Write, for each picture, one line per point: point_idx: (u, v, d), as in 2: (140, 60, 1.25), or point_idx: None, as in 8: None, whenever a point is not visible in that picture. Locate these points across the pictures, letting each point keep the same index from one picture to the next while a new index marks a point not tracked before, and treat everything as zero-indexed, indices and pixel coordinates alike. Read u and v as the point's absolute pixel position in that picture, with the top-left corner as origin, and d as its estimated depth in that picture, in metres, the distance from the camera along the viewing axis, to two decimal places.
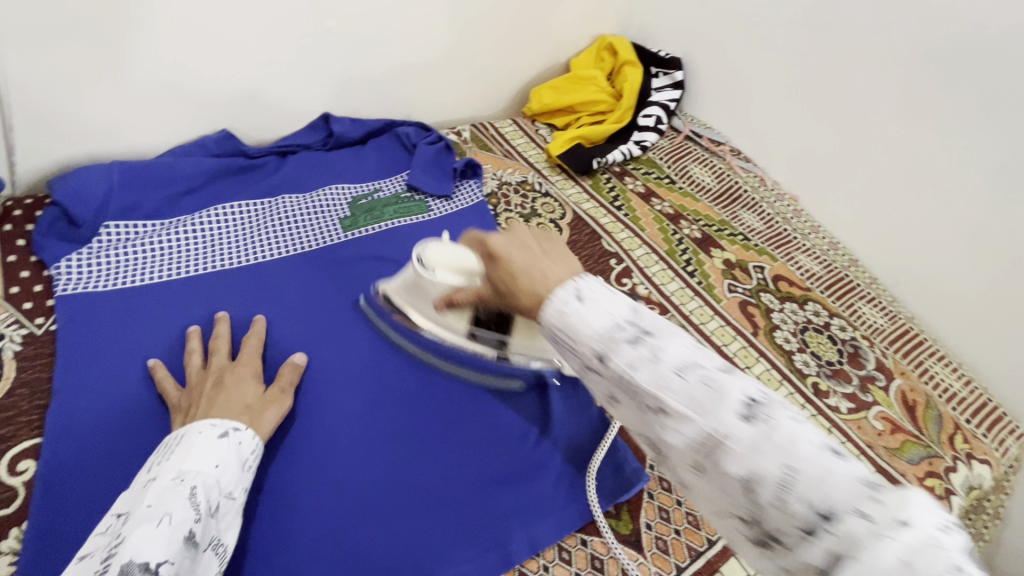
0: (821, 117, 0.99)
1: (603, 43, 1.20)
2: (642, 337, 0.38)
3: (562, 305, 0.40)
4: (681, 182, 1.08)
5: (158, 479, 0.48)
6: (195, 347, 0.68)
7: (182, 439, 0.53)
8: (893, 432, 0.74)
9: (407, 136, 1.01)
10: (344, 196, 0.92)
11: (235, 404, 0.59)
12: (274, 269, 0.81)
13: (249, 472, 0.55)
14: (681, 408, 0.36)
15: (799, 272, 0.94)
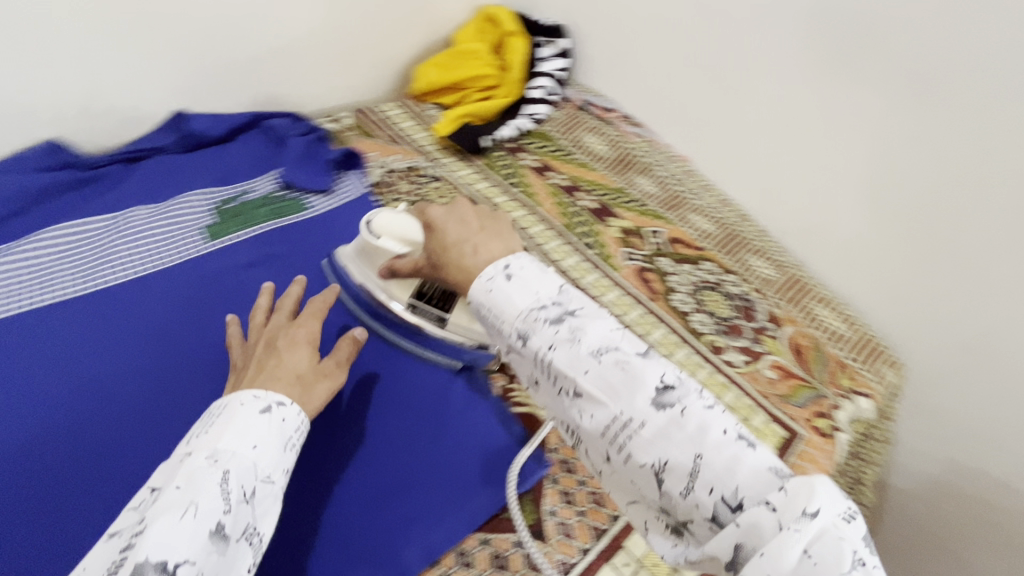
0: (700, 77, 1.01)
1: (485, 14, 1.15)
2: (563, 319, 0.46)
3: (491, 287, 0.49)
4: (576, 153, 1.06)
5: (194, 454, 0.43)
6: (262, 305, 0.64)
7: (224, 411, 0.47)
8: (785, 378, 0.76)
9: (278, 129, 0.93)
10: (208, 201, 0.83)
11: (285, 374, 0.54)
12: (128, 295, 0.72)
13: (293, 453, 0.49)
14: (598, 391, 0.44)
15: (694, 232, 0.95)
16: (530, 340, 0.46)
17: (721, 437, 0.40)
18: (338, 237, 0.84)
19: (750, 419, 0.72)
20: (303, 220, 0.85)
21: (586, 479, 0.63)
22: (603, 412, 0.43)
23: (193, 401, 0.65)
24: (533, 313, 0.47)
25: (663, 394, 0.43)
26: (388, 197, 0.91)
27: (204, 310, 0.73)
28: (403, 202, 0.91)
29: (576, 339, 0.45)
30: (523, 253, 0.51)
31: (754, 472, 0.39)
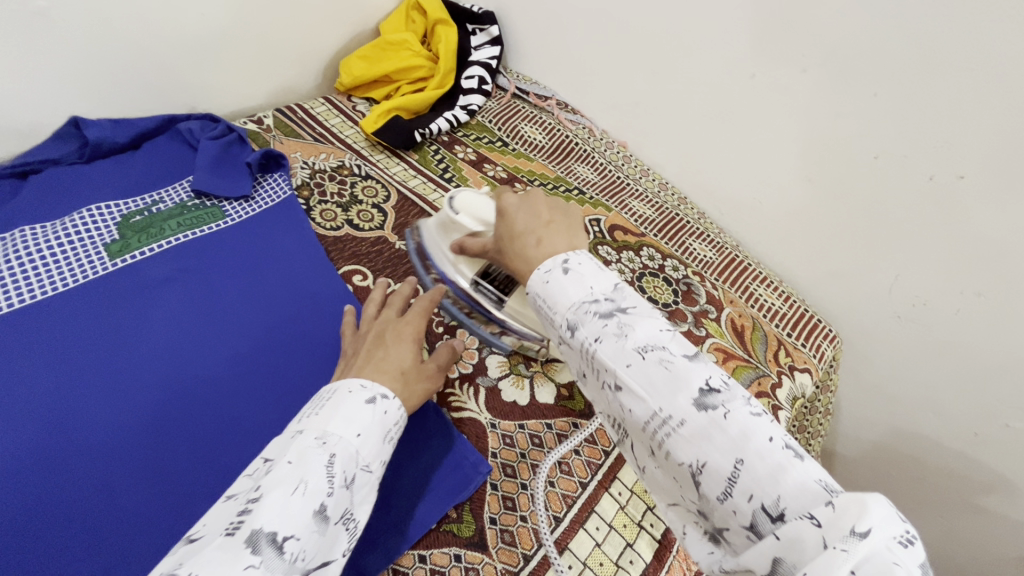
0: (631, 62, 0.99)
1: (410, 2, 1.10)
2: (613, 314, 0.45)
3: (547, 278, 0.48)
4: (513, 144, 1.04)
5: (305, 432, 0.43)
6: (374, 299, 0.65)
7: (332, 396, 0.47)
8: (726, 360, 0.77)
9: (191, 134, 0.87)
10: (111, 215, 0.76)
11: (389, 367, 0.53)
12: (15, 322, 0.65)
13: (390, 444, 0.48)
14: (639, 387, 0.42)
15: (633, 219, 0.95)
16: (578, 331, 0.45)
17: (765, 444, 0.37)
18: (260, 246, 0.79)
19: None
20: (221, 229, 0.79)
21: (528, 481, 0.61)
22: (643, 407, 0.41)
23: (108, 435, 0.61)
24: (583, 305, 0.46)
25: (707, 396, 0.40)
26: (315, 200, 0.86)
27: (109, 334, 0.67)
28: (331, 204, 0.86)
29: (622, 334, 0.43)
30: (583, 251, 0.50)
31: (801, 485, 0.35)
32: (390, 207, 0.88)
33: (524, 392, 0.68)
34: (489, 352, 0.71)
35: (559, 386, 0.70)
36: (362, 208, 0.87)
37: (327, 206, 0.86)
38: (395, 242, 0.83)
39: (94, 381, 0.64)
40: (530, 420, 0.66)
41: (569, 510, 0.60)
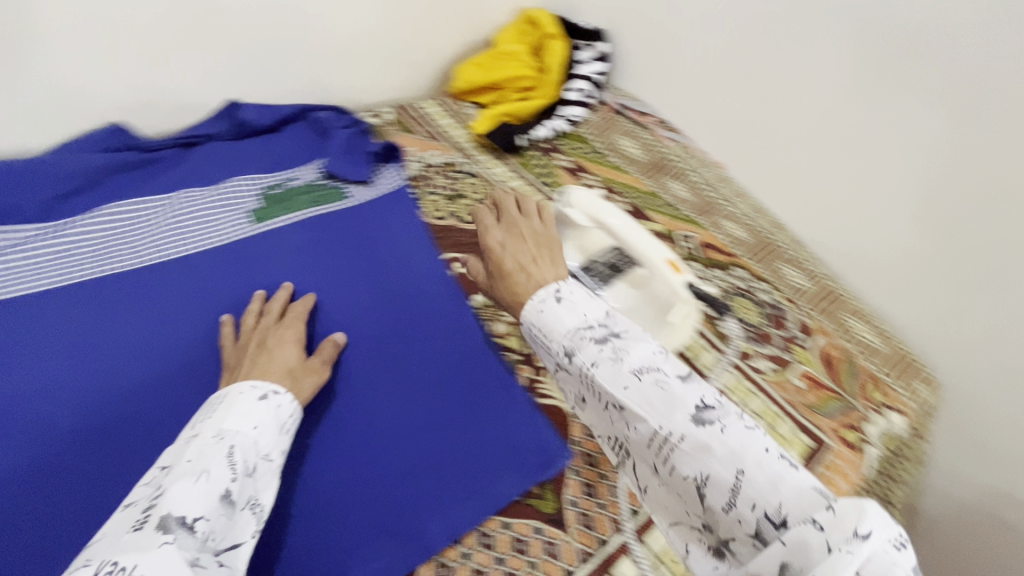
0: (738, 86, 1.01)
1: (525, 17, 1.17)
2: (609, 339, 0.46)
3: (540, 307, 0.50)
4: (610, 155, 1.07)
5: (200, 435, 0.49)
6: (253, 308, 0.70)
7: (225, 399, 0.54)
8: (814, 389, 0.75)
9: (324, 121, 0.97)
10: (255, 187, 0.87)
11: (277, 368, 0.61)
12: (176, 269, 0.76)
13: (287, 437, 0.56)
14: (637, 407, 0.42)
15: (725, 239, 0.95)
16: (573, 357, 0.46)
17: (762, 454, 0.38)
18: (376, 227, 0.86)
19: (777, 426, 0.71)
20: (344, 209, 0.87)
21: (607, 472, 0.63)
22: (644, 426, 0.42)
23: None
24: (578, 331, 0.47)
25: (702, 412, 0.41)
26: (424, 190, 0.93)
27: (245, 288, 0.76)
28: (439, 196, 0.93)
29: (618, 358, 0.44)
30: (572, 279, 0.52)
31: (798, 491, 0.37)
32: (491, 204, 0.93)
33: None
34: None
35: None
36: (466, 202, 0.93)
37: (435, 197, 0.92)
38: None
39: (232, 325, 0.73)
40: None
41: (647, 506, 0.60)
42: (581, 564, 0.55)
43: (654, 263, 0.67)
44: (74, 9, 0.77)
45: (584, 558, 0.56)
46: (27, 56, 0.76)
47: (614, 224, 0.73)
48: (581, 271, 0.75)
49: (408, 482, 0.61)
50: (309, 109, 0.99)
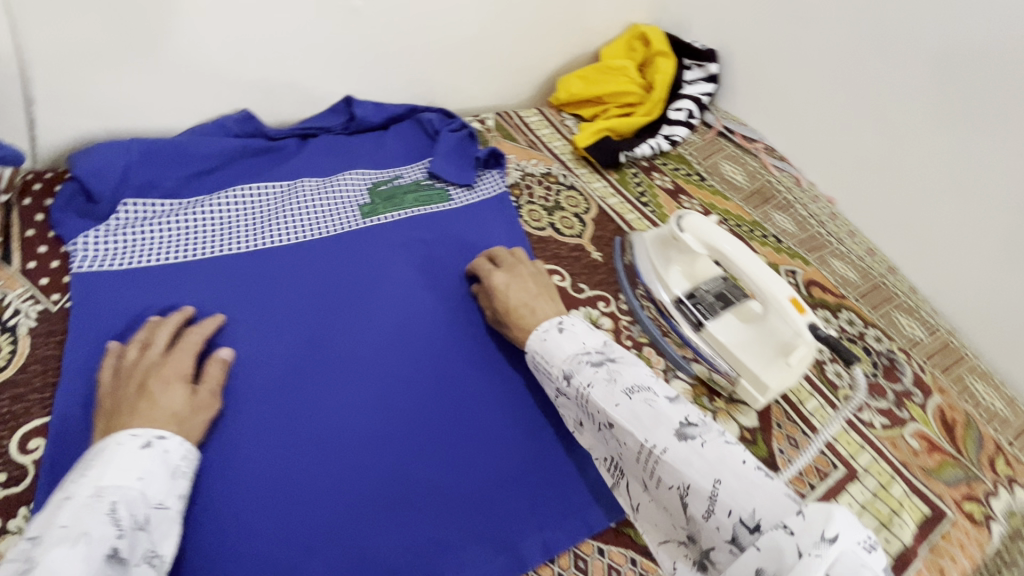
0: (864, 121, 0.95)
1: (635, 32, 1.15)
2: (604, 363, 0.58)
3: (545, 336, 0.64)
4: (711, 180, 1.04)
5: (72, 497, 0.45)
6: (139, 339, 0.62)
7: (100, 453, 0.49)
8: (931, 451, 0.70)
9: (431, 123, 0.99)
10: (364, 182, 0.90)
11: (161, 413, 0.55)
12: (288, 253, 0.78)
13: (184, 480, 0.53)
14: (626, 423, 0.53)
15: (834, 278, 0.90)
16: (573, 378, 0.59)
17: (739, 465, 0.47)
18: (477, 231, 0.87)
19: (888, 486, 0.66)
20: (446, 210, 0.89)
21: None
22: (632, 439, 0.53)
23: (340, 362, 0.69)
24: (578, 357, 0.60)
25: (686, 428, 0.51)
26: (524, 200, 0.94)
27: (353, 277, 0.77)
28: (538, 206, 0.93)
29: (612, 378, 0.56)
30: (575, 315, 0.66)
31: (771, 500, 0.45)
32: (589, 219, 0.93)
33: None
34: (674, 375, 0.72)
35: (742, 428, 0.68)
36: (564, 215, 0.92)
37: (534, 208, 0.93)
38: (592, 252, 0.87)
39: (339, 313, 0.74)
40: None
41: None
42: None
43: (775, 300, 0.64)
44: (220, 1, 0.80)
45: None
46: (174, 43, 0.80)
47: (728, 253, 0.68)
48: (687, 297, 0.74)
49: (506, 494, 0.63)
50: (417, 110, 1.01)
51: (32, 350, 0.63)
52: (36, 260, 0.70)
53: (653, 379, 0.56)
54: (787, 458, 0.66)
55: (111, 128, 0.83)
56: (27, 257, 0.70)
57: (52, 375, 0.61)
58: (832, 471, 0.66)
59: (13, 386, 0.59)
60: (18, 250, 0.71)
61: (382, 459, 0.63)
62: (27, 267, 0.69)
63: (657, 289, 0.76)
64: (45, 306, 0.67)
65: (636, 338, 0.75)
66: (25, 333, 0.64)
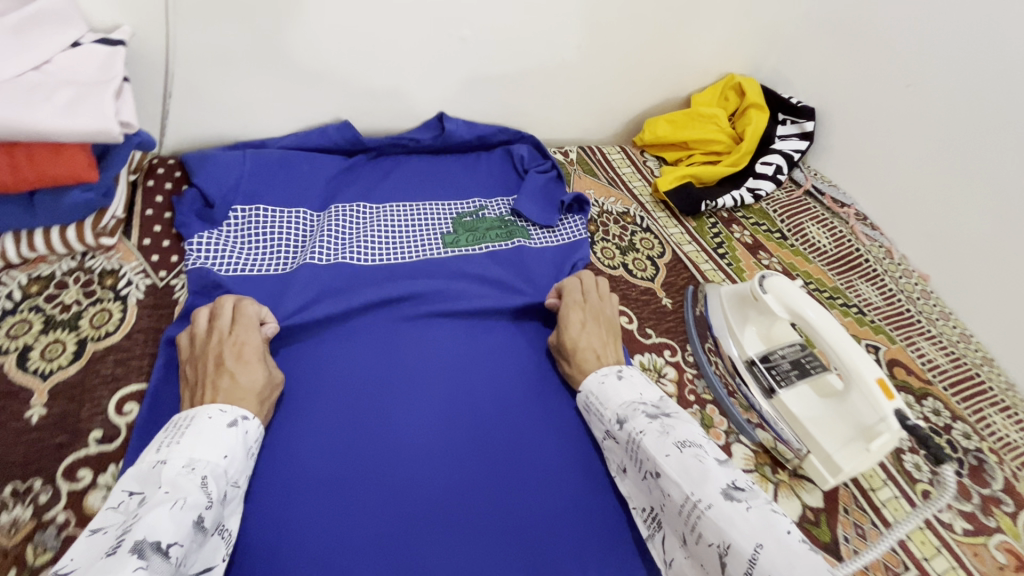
0: (973, 200, 0.89)
1: (731, 81, 1.14)
2: (659, 416, 0.59)
3: (602, 381, 0.66)
4: (794, 240, 1.00)
5: (169, 462, 0.49)
6: (224, 311, 0.65)
7: (191, 423, 0.53)
8: (1018, 569, 0.63)
9: (521, 161, 1.02)
10: (450, 212, 0.93)
11: (243, 391, 0.58)
12: (377, 272, 0.81)
13: (251, 460, 0.57)
14: (675, 474, 0.53)
15: (920, 360, 0.84)
16: (625, 424, 0.61)
17: (784, 535, 0.46)
18: (558, 269, 0.87)
19: None
20: (528, 247, 0.89)
21: None
22: (677, 490, 0.53)
23: (407, 372, 0.72)
24: (633, 405, 0.62)
25: (733, 490, 0.51)
26: (598, 236, 0.94)
27: (428, 290, 0.80)
28: (611, 244, 0.93)
29: (664, 430, 0.57)
30: (633, 367, 0.68)
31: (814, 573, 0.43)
32: (662, 264, 0.92)
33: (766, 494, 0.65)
34: (736, 440, 0.69)
35: (805, 507, 0.65)
36: (637, 256, 0.92)
37: (608, 245, 0.93)
38: (662, 298, 0.86)
39: (416, 335, 0.76)
40: None
41: None
42: None
43: (860, 377, 0.60)
44: (341, 21, 0.85)
45: None
46: (296, 55, 0.87)
47: (813, 322, 0.65)
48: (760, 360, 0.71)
49: (554, 529, 0.62)
50: (508, 146, 1.04)
51: (137, 320, 0.68)
52: (151, 238, 0.77)
53: (704, 438, 0.56)
54: (853, 548, 0.62)
55: (230, 125, 0.91)
56: (144, 234, 0.77)
57: (151, 345, 0.66)
58: (902, 571, 0.61)
59: (117, 350, 0.64)
60: (138, 226, 0.78)
61: (440, 486, 0.63)
62: (143, 243, 0.76)
63: (730, 348, 0.74)
64: (153, 280, 0.73)
65: (699, 392, 0.74)
66: (133, 303, 0.69)
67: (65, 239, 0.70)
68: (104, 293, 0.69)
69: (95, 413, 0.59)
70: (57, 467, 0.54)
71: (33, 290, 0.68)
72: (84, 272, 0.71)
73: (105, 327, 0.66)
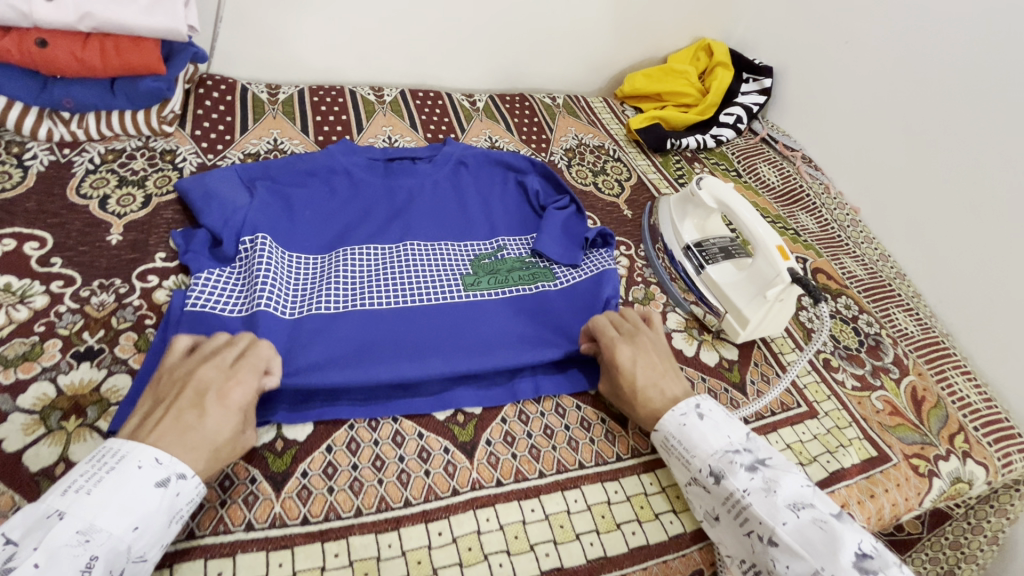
0: (894, 140, 1.04)
1: (702, 44, 1.30)
2: (757, 468, 0.56)
3: (684, 421, 0.60)
4: (747, 177, 1.16)
5: (65, 521, 0.41)
6: (239, 344, 0.57)
7: (116, 467, 0.45)
8: (892, 413, 0.78)
9: (536, 196, 0.91)
10: (468, 253, 0.81)
11: (198, 440, 0.49)
12: (387, 319, 0.68)
13: (178, 526, 0.48)
14: (798, 544, 0.51)
15: (841, 272, 0.99)
16: (724, 480, 0.56)
17: None
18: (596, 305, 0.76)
19: (843, 428, 0.75)
20: (555, 291, 0.78)
21: (633, 430, 0.68)
22: (802, 564, 0.50)
23: (404, 229, 0.82)
24: (728, 456, 0.57)
25: (863, 560, 0.49)
26: (575, 161, 1.10)
27: (436, 274, 0.76)
28: (586, 168, 1.09)
29: (771, 490, 0.54)
30: (708, 398, 0.63)
31: None
32: (628, 186, 1.07)
33: (690, 347, 0.80)
34: (672, 310, 0.85)
35: (722, 357, 0.80)
36: (607, 179, 1.07)
37: (583, 168, 1.08)
38: (624, 209, 1.01)
39: (410, 238, 0.81)
40: (711, 378, 0.77)
41: (651, 453, 0.67)
42: (633, 455, 0.66)
43: (764, 245, 0.75)
44: None
45: (638, 453, 0.66)
46: None
47: (734, 206, 0.80)
48: (694, 247, 0.86)
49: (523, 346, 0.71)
50: (521, 179, 0.93)
51: None
52: (201, 131, 0.94)
53: (809, 492, 0.54)
54: (757, 388, 0.77)
55: (268, 53, 1.06)
56: (196, 127, 0.94)
57: None
58: (794, 407, 0.76)
59: (176, 203, 0.81)
60: (190, 121, 0.94)
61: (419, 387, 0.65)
62: (195, 134, 0.93)
63: (671, 240, 0.89)
64: (203, 159, 0.89)
65: (646, 278, 0.89)
66: (188, 173, 0.86)
67: (135, 121, 0.87)
68: (165, 164, 0.86)
69: (160, 242, 0.75)
70: (133, 272, 0.71)
71: (109, 158, 0.84)
72: (149, 149, 0.88)
73: (166, 187, 0.82)
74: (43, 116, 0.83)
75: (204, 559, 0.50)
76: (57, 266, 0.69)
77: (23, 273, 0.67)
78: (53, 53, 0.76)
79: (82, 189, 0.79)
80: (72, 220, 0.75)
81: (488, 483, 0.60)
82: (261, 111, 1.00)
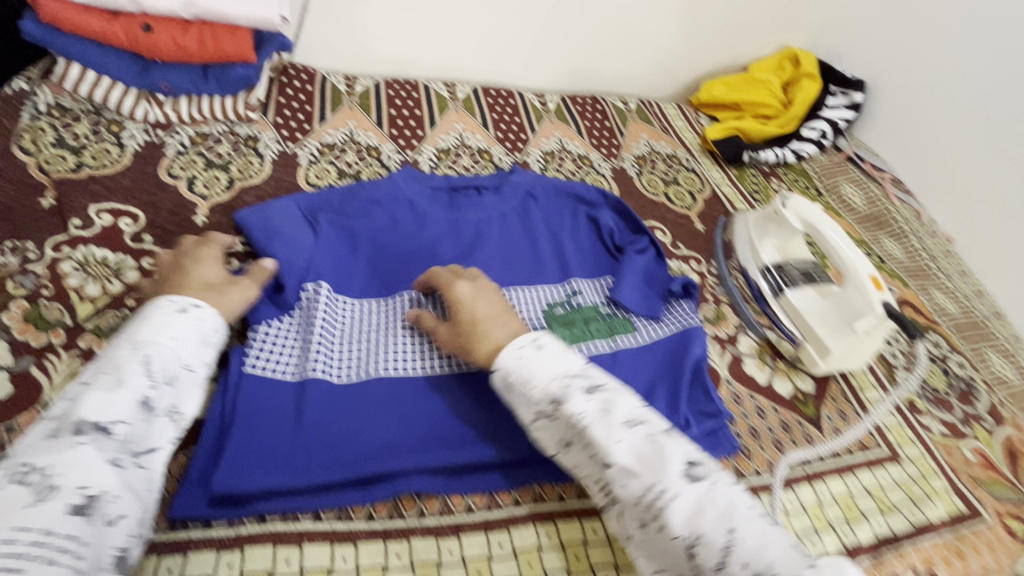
0: (1006, 165, 0.96)
1: (787, 53, 1.24)
2: (597, 391, 0.52)
3: (520, 355, 0.53)
4: (828, 197, 1.09)
5: (121, 346, 0.48)
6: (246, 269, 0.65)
7: (145, 310, 0.52)
8: (985, 467, 0.71)
9: (611, 235, 0.87)
10: (540, 301, 0.77)
11: (195, 282, 0.57)
12: (455, 383, 0.64)
13: (215, 348, 0.54)
14: (630, 461, 0.48)
15: (931, 306, 0.91)
16: (564, 404, 0.51)
17: (749, 513, 0.45)
18: (685, 364, 0.71)
19: (928, 477, 0.69)
20: (635, 346, 0.73)
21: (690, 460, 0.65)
22: (637, 481, 0.48)
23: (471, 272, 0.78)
24: (565, 380, 0.52)
25: (692, 468, 0.48)
26: (646, 169, 1.06)
27: None
28: (657, 177, 1.05)
29: (607, 410, 0.50)
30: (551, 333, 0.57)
31: (787, 552, 0.43)
32: (701, 198, 1.03)
33: (762, 374, 0.76)
34: (744, 332, 0.80)
35: (797, 389, 0.75)
36: (679, 189, 1.04)
37: (654, 177, 1.05)
38: (695, 223, 0.97)
39: None
40: (783, 408, 0.72)
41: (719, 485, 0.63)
42: None
43: (857, 273, 0.71)
44: None
45: None
46: None
47: (828, 224, 0.75)
48: (774, 268, 0.83)
49: None
50: (593, 214, 0.90)
51: (271, 173, 0.86)
52: (283, 118, 0.96)
53: (642, 409, 0.52)
54: (834, 425, 0.72)
55: (348, 43, 1.07)
56: (278, 115, 0.96)
57: (277, 190, 0.85)
58: (874, 449, 0.71)
59: (257, 190, 0.83)
60: (273, 108, 0.97)
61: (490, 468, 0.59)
62: (276, 121, 0.94)
63: (748, 259, 0.86)
64: (282, 147, 0.91)
65: (717, 295, 0.85)
66: (269, 161, 0.88)
67: (223, 106, 0.90)
68: (247, 150, 0.88)
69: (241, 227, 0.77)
70: None
71: (197, 141, 0.87)
72: (233, 134, 0.90)
73: (249, 172, 0.85)
74: (140, 97, 0.86)
75: (273, 545, 0.51)
76: (148, 243, 0.72)
77: (117, 247, 0.71)
78: (155, 38, 0.81)
79: (172, 170, 0.82)
80: (162, 198, 0.78)
81: (550, 498, 0.59)
82: (339, 101, 1.02)
